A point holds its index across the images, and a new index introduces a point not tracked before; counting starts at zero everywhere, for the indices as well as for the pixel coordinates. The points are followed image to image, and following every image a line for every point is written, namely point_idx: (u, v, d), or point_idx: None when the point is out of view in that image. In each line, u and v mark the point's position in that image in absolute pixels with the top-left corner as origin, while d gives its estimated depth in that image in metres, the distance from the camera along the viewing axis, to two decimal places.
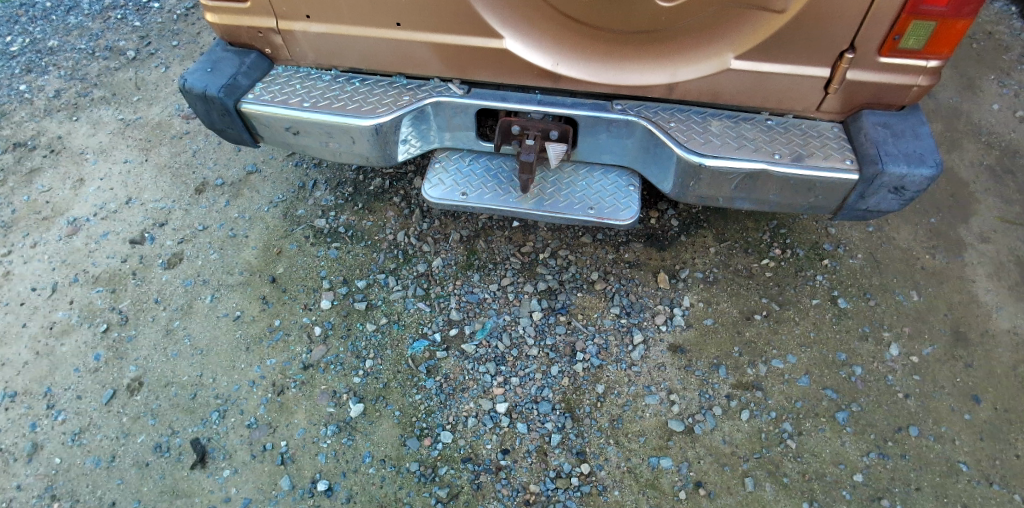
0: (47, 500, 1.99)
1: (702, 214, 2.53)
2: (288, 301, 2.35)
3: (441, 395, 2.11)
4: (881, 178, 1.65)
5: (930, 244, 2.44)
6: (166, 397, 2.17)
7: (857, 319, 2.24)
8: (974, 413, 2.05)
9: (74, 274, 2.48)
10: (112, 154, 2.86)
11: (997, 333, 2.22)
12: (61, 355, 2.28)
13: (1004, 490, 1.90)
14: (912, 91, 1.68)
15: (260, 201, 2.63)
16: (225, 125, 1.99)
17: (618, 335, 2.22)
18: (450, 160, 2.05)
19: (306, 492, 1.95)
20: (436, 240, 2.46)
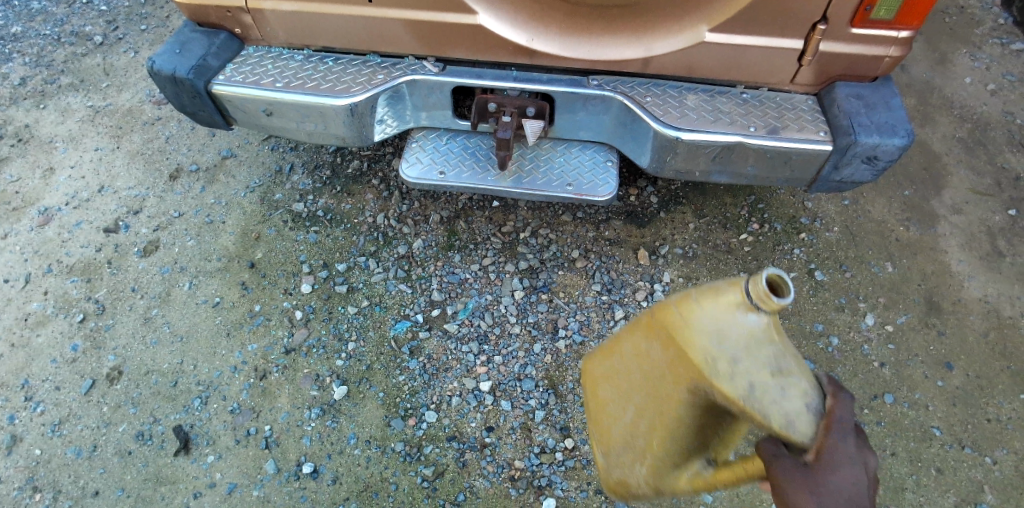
0: (28, 491, 1.97)
1: (681, 190, 2.54)
2: (268, 286, 2.33)
3: (425, 376, 2.11)
4: (854, 149, 1.67)
5: (904, 216, 2.49)
6: (146, 385, 2.15)
7: (834, 291, 2.28)
8: (947, 379, 2.11)
9: (47, 264, 2.44)
10: (82, 142, 2.80)
11: (969, 302, 2.27)
12: (38, 346, 2.25)
13: (975, 453, 1.97)
14: (884, 62, 1.70)
15: (236, 186, 2.60)
16: (196, 107, 1.96)
17: (600, 312, 2.23)
18: (427, 139, 2.03)
19: (292, 475, 1.95)
20: (416, 222, 2.45)
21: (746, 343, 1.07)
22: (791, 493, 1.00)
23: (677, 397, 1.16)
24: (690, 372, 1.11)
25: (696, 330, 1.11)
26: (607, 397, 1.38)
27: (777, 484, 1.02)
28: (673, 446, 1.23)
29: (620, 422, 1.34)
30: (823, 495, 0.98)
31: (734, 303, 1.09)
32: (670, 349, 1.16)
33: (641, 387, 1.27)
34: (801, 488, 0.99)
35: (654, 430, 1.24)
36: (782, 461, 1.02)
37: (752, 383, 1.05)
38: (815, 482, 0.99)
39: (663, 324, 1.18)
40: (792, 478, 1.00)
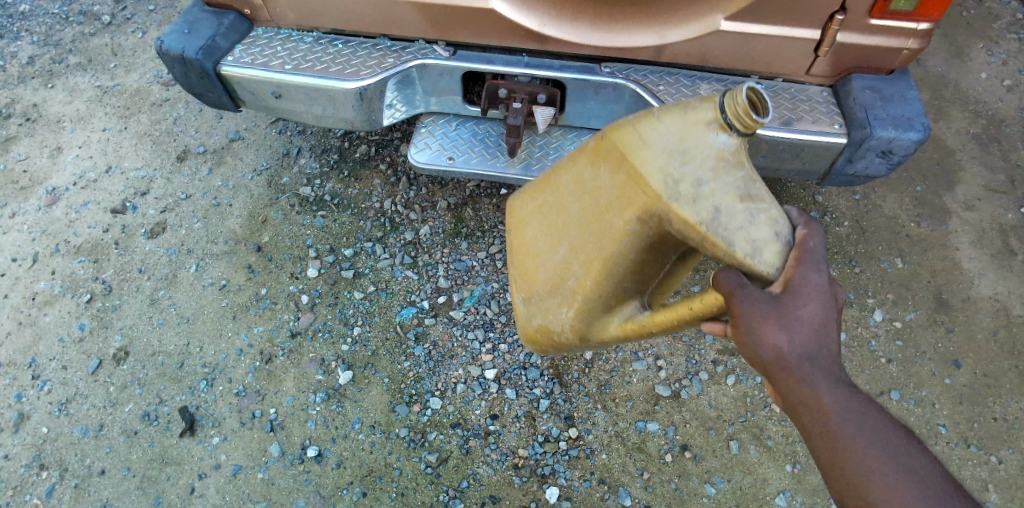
0: (35, 469, 1.98)
1: None
2: (275, 270, 2.32)
3: (430, 363, 2.11)
4: (869, 142, 1.65)
5: (916, 211, 2.46)
6: (153, 366, 2.16)
7: (843, 286, 2.26)
8: (954, 377, 2.09)
9: (55, 244, 2.44)
10: (90, 122, 2.79)
11: (978, 299, 2.25)
12: (45, 324, 2.26)
13: (980, 452, 1.96)
14: (901, 55, 1.68)
15: (243, 168, 2.59)
16: (205, 88, 1.94)
17: None
18: (436, 125, 2.02)
19: (296, 458, 1.96)
20: (424, 208, 2.44)
21: (713, 165, 1.14)
22: (758, 322, 1.07)
23: (622, 222, 1.27)
24: (647, 187, 1.20)
25: (655, 151, 1.20)
26: (539, 234, 1.51)
27: (743, 315, 1.08)
28: (605, 281, 1.37)
29: (554, 258, 1.47)
30: (789, 324, 1.06)
31: (706, 122, 1.15)
32: (619, 174, 1.26)
33: (580, 219, 1.39)
34: (767, 319, 1.06)
35: (588, 262, 1.38)
36: (748, 292, 1.08)
37: (717, 207, 1.14)
38: (780, 313, 1.07)
39: (619, 151, 1.26)
40: (760, 310, 1.07)
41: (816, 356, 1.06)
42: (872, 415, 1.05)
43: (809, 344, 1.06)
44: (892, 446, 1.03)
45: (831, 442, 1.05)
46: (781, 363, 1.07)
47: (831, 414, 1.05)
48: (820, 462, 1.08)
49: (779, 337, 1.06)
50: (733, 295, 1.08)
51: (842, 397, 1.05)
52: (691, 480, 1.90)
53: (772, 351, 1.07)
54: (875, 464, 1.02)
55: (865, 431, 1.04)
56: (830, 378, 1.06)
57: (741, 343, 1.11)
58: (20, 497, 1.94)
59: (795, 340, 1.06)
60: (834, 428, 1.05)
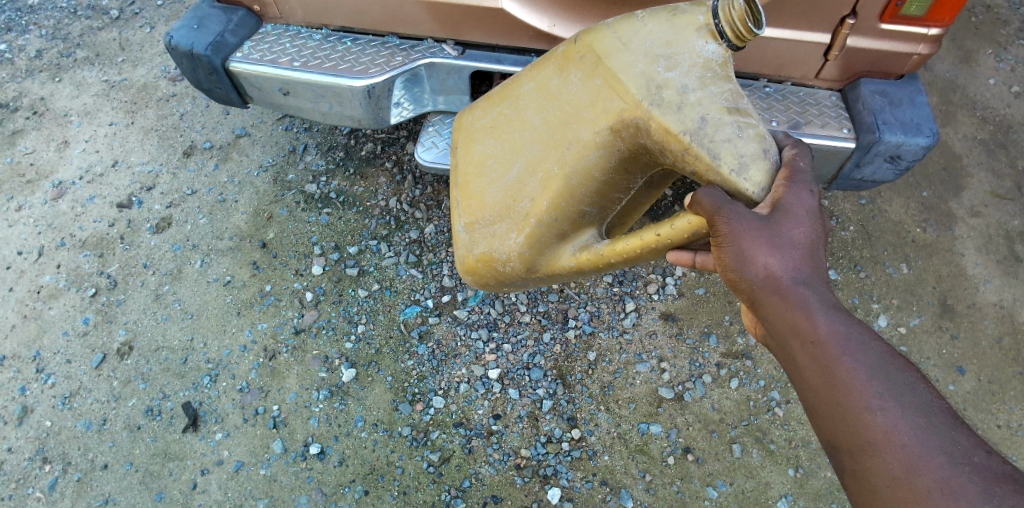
0: (38, 462, 1.99)
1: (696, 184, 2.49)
2: (279, 266, 2.33)
3: (433, 361, 2.11)
4: (877, 146, 1.64)
5: (922, 217, 2.45)
6: (157, 361, 2.16)
7: (848, 291, 2.25)
8: (958, 383, 2.08)
9: (61, 238, 2.44)
10: (97, 117, 2.79)
11: (984, 306, 2.24)
12: (50, 318, 2.26)
13: None
14: (911, 59, 1.67)
15: (249, 165, 2.59)
16: (212, 84, 1.95)
17: (611, 303, 2.22)
18: (443, 124, 1.98)
19: (299, 455, 1.97)
20: (429, 207, 2.43)
21: (699, 75, 1.29)
22: (744, 242, 1.13)
23: (593, 131, 1.42)
24: (621, 90, 1.36)
25: (634, 57, 1.36)
26: (492, 149, 1.65)
27: (730, 234, 1.14)
28: (564, 195, 1.50)
29: (507, 176, 1.61)
30: (775, 244, 1.12)
31: (697, 26, 1.31)
32: (594, 79, 1.42)
33: (542, 130, 1.53)
34: (754, 239, 1.13)
35: (547, 177, 1.52)
36: (734, 211, 1.15)
37: (704, 116, 1.27)
38: (767, 234, 1.13)
39: (596, 59, 1.42)
40: (746, 229, 1.13)
41: (804, 280, 1.11)
42: (868, 346, 1.05)
43: (794, 266, 1.12)
44: (890, 378, 1.02)
45: (823, 371, 1.06)
46: (769, 284, 1.12)
47: (823, 340, 1.07)
48: (812, 398, 1.08)
49: (766, 258, 1.12)
50: (718, 213, 1.15)
51: (832, 322, 1.07)
52: (693, 483, 1.90)
53: (761, 272, 1.13)
54: (872, 394, 1.01)
55: (859, 359, 1.04)
56: (819, 302, 1.09)
57: (728, 267, 1.16)
58: (24, 490, 1.95)
59: (781, 260, 1.12)
60: (826, 356, 1.06)
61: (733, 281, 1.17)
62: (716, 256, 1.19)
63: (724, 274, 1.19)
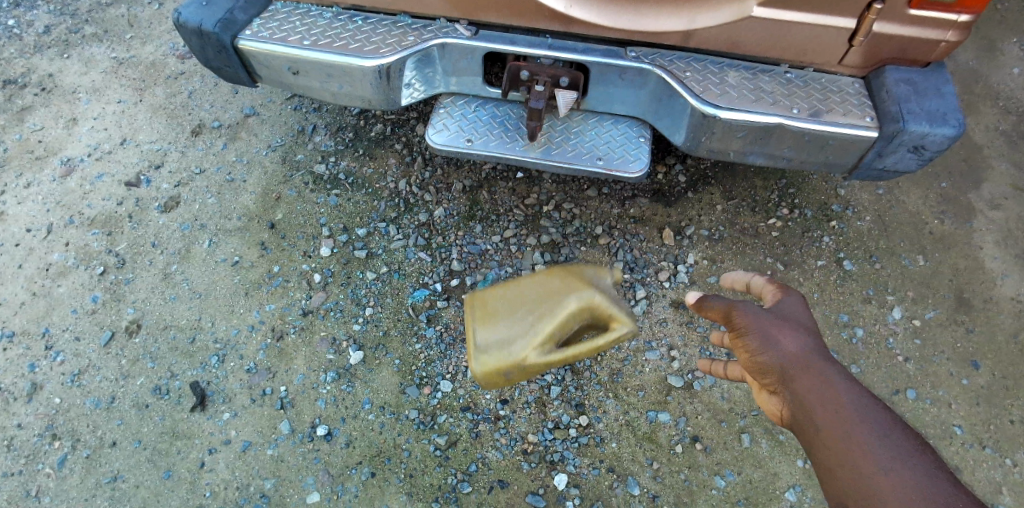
0: (48, 438, 2.01)
1: (710, 170, 2.44)
2: (288, 248, 2.31)
3: (441, 345, 2.10)
4: (901, 136, 1.60)
5: (939, 208, 2.41)
6: (164, 340, 2.16)
7: (862, 282, 2.21)
8: (972, 378, 2.06)
9: (69, 216, 2.44)
10: (106, 94, 2.77)
11: (1000, 301, 2.21)
12: (58, 296, 2.26)
13: (996, 454, 1.94)
14: (939, 47, 1.62)
15: (258, 145, 2.57)
16: (222, 63, 1.91)
17: (621, 290, 2.19)
18: (454, 106, 1.97)
19: (306, 436, 1.98)
20: (438, 190, 2.39)
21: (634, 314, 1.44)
22: (762, 327, 1.23)
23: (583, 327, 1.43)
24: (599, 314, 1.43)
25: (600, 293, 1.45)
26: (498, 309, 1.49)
27: (747, 322, 1.25)
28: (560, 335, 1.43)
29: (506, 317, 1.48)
30: (792, 328, 1.22)
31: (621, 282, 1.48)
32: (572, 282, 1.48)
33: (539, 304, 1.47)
34: (772, 324, 1.23)
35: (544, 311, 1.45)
36: (748, 304, 1.28)
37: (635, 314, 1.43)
38: (783, 321, 1.24)
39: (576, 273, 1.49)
40: (762, 317, 1.24)
41: (823, 359, 1.18)
42: (882, 415, 1.08)
43: (811, 347, 1.19)
44: (901, 442, 1.04)
45: (840, 433, 1.07)
46: (791, 364, 1.18)
47: (840, 405, 1.10)
48: (828, 465, 1.07)
49: (786, 339, 1.21)
50: (733, 307, 1.29)
51: (850, 393, 1.12)
52: (700, 472, 1.89)
53: (782, 350, 1.20)
54: (884, 452, 1.02)
55: (873, 424, 1.06)
56: (837, 376, 1.15)
57: (750, 351, 1.24)
58: (33, 466, 1.96)
59: (800, 341, 1.20)
60: (843, 419, 1.08)
61: (756, 366, 1.23)
62: (737, 347, 1.27)
63: (748, 364, 1.25)
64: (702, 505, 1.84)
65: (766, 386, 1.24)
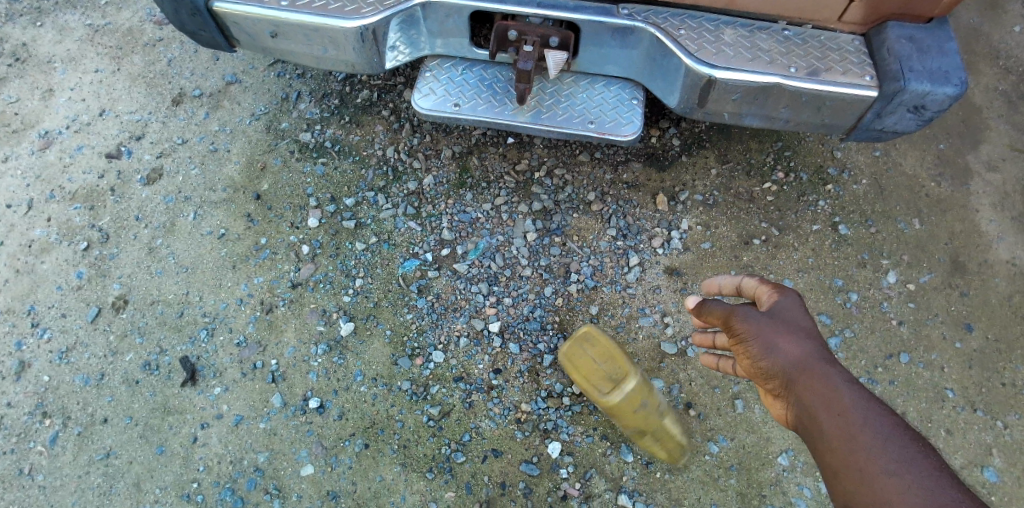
0: (38, 416, 1.99)
1: (705, 133, 2.38)
2: (274, 219, 2.27)
3: (432, 315, 2.08)
4: (901, 96, 1.56)
5: (937, 170, 2.35)
6: (152, 315, 2.13)
7: (858, 246, 2.19)
8: (965, 341, 2.06)
9: (50, 190, 2.38)
10: (82, 63, 2.68)
11: (995, 264, 2.19)
12: (42, 272, 2.22)
13: (987, 417, 1.95)
14: (943, 2, 1.56)
15: (241, 113, 2.49)
16: (197, 26, 1.84)
17: (614, 257, 2.16)
18: (441, 69, 1.93)
19: (298, 409, 1.97)
20: (427, 157, 2.34)
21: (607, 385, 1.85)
22: (763, 332, 1.19)
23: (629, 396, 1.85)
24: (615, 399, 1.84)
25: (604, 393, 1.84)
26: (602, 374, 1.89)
27: (747, 328, 1.20)
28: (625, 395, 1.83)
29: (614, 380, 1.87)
30: (793, 331, 1.17)
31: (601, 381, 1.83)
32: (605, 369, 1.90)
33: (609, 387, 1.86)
34: (772, 328, 1.18)
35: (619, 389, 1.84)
36: (747, 308, 1.23)
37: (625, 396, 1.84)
38: (783, 323, 1.19)
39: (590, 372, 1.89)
40: (762, 322, 1.19)
41: (826, 361, 1.13)
42: (888, 418, 1.03)
43: (814, 349, 1.15)
44: (906, 445, 0.99)
45: (844, 438, 1.03)
46: (794, 368, 1.14)
47: (845, 409, 1.06)
48: (835, 471, 1.03)
49: (787, 343, 1.16)
50: (732, 313, 1.24)
51: (854, 396, 1.07)
52: (693, 437, 1.90)
53: (784, 355, 1.15)
54: (890, 456, 0.98)
55: (878, 428, 1.02)
56: (841, 379, 1.10)
57: (753, 357, 1.20)
58: (25, 444, 1.95)
59: (802, 345, 1.15)
60: (847, 424, 1.04)
61: (760, 372, 1.20)
62: (740, 353, 1.23)
63: (752, 369, 1.22)
64: (695, 470, 1.86)
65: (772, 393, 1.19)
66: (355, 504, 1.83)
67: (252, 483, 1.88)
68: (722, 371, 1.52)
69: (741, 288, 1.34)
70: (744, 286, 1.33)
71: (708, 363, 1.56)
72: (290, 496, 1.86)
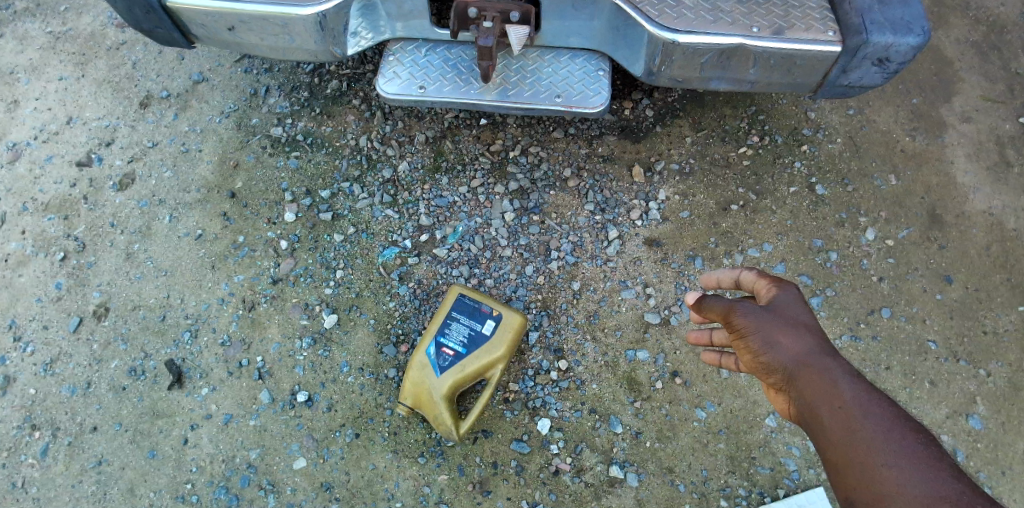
0: (27, 430, 1.98)
1: (678, 102, 2.36)
2: (250, 216, 2.24)
3: (415, 301, 2.08)
4: (864, 49, 1.55)
5: (911, 125, 2.33)
6: (135, 321, 2.11)
7: (835, 206, 2.19)
8: (946, 292, 2.07)
9: (22, 202, 2.32)
10: (45, 71, 2.56)
11: (972, 215, 2.19)
12: (21, 285, 2.19)
13: (969, 366, 1.98)
14: None
15: (210, 112, 2.44)
16: (152, 23, 1.80)
17: (593, 232, 2.15)
18: (404, 52, 1.91)
19: (287, 404, 1.97)
20: (401, 143, 2.31)
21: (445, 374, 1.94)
22: (762, 327, 1.15)
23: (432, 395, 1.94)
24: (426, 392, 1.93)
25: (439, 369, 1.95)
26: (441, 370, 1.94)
27: (746, 323, 1.16)
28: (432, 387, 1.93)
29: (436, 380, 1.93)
30: (792, 325, 1.14)
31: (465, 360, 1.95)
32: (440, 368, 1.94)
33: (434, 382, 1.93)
34: (772, 323, 1.14)
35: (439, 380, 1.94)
36: (747, 303, 1.19)
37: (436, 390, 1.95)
38: (783, 318, 1.15)
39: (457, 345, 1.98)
40: (763, 317, 1.15)
41: (827, 355, 1.10)
42: (889, 411, 0.99)
43: (814, 345, 1.11)
44: (907, 438, 0.95)
45: (844, 432, 0.99)
46: (795, 364, 1.10)
47: (845, 403, 1.02)
48: (836, 466, 0.99)
49: (787, 338, 1.12)
50: (732, 308, 1.20)
51: (855, 390, 1.03)
52: (681, 405, 1.93)
53: (784, 350, 1.11)
54: (891, 449, 0.94)
55: (880, 421, 0.98)
56: (840, 372, 1.06)
57: (753, 353, 1.16)
58: (17, 457, 1.94)
59: (802, 339, 1.11)
60: (848, 418, 1.00)
61: (760, 367, 1.15)
62: (740, 349, 1.19)
63: (752, 365, 1.17)
64: (684, 437, 1.90)
65: (773, 388, 1.15)
66: (351, 493, 1.86)
67: (246, 480, 1.89)
68: (727, 368, 1.35)
69: (740, 284, 1.30)
70: (743, 280, 1.29)
71: (710, 362, 1.39)
72: (285, 490, 1.88)
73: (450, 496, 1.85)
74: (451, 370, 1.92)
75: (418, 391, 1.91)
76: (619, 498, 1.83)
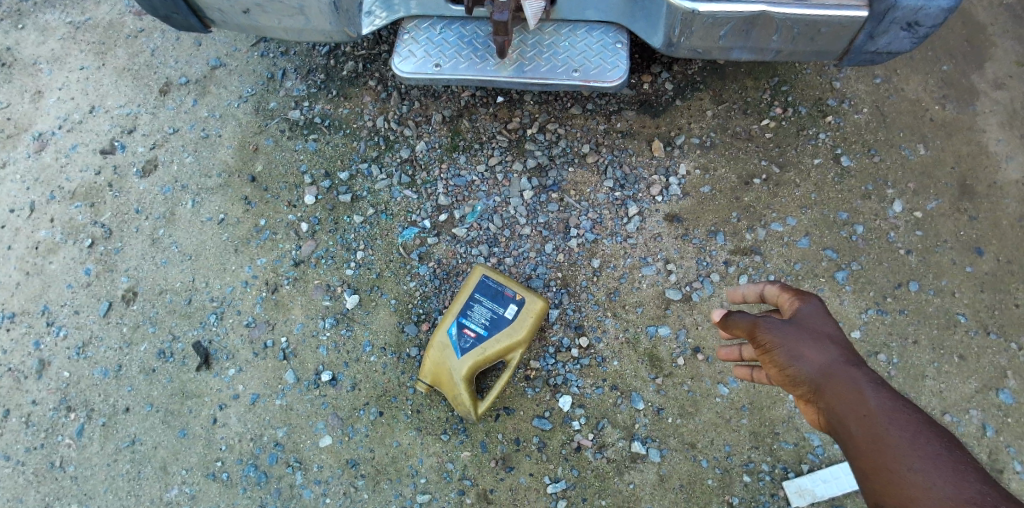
0: (63, 411, 2.04)
1: (698, 74, 2.31)
2: (272, 199, 2.26)
3: (435, 281, 2.09)
4: (892, 13, 1.50)
5: (941, 93, 2.26)
6: (162, 304, 2.15)
7: (861, 178, 2.14)
8: (976, 265, 2.02)
9: (50, 191, 2.36)
10: (67, 61, 2.59)
11: (1005, 185, 2.13)
12: (52, 272, 2.24)
13: (1001, 339, 1.93)
14: None
15: (229, 97, 2.45)
16: (169, 9, 1.82)
17: (613, 209, 2.13)
18: (419, 30, 1.89)
19: (311, 383, 2.00)
20: (418, 123, 2.30)
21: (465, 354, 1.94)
22: (786, 341, 1.13)
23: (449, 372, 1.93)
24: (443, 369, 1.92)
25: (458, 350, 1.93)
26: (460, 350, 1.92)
27: (770, 339, 1.14)
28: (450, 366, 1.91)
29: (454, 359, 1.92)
30: (816, 338, 1.12)
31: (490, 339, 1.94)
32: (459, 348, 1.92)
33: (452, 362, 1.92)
34: (797, 337, 1.12)
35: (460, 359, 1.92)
36: (770, 317, 1.17)
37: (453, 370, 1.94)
38: (807, 330, 1.13)
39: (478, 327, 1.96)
40: (786, 331, 1.14)
41: (851, 366, 1.08)
42: (913, 418, 0.98)
43: (838, 355, 1.09)
44: (931, 443, 0.94)
45: (869, 439, 0.98)
46: (820, 375, 1.08)
47: (872, 411, 1.00)
48: (864, 473, 0.97)
49: (811, 350, 1.10)
50: (756, 323, 1.18)
51: (880, 398, 1.02)
52: (703, 381, 1.93)
53: (809, 363, 1.09)
54: (917, 455, 0.92)
55: (906, 429, 0.96)
56: (867, 382, 1.04)
57: (778, 367, 1.13)
58: (54, 438, 2.01)
59: (824, 351, 1.10)
60: (874, 426, 0.98)
61: (787, 381, 1.13)
62: (765, 364, 1.17)
63: (779, 380, 1.15)
64: (705, 413, 1.89)
65: (800, 401, 1.12)
66: (376, 470, 1.89)
67: (274, 457, 1.93)
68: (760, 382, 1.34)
69: (762, 297, 1.28)
70: (766, 293, 1.27)
71: (741, 375, 1.38)
72: (312, 467, 1.92)
73: (473, 472, 1.88)
74: (471, 352, 1.92)
75: (437, 370, 1.92)
76: (641, 474, 1.84)
